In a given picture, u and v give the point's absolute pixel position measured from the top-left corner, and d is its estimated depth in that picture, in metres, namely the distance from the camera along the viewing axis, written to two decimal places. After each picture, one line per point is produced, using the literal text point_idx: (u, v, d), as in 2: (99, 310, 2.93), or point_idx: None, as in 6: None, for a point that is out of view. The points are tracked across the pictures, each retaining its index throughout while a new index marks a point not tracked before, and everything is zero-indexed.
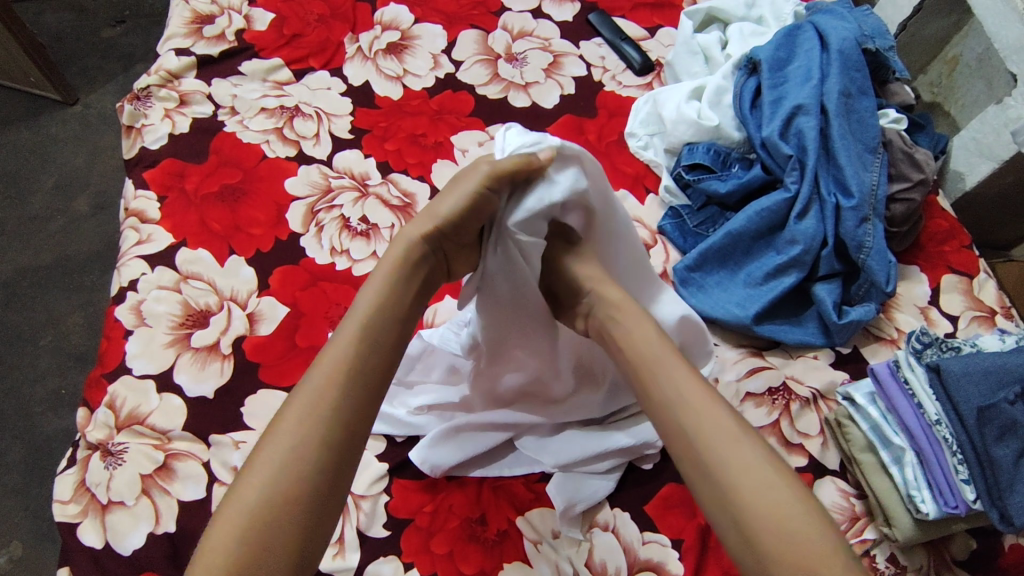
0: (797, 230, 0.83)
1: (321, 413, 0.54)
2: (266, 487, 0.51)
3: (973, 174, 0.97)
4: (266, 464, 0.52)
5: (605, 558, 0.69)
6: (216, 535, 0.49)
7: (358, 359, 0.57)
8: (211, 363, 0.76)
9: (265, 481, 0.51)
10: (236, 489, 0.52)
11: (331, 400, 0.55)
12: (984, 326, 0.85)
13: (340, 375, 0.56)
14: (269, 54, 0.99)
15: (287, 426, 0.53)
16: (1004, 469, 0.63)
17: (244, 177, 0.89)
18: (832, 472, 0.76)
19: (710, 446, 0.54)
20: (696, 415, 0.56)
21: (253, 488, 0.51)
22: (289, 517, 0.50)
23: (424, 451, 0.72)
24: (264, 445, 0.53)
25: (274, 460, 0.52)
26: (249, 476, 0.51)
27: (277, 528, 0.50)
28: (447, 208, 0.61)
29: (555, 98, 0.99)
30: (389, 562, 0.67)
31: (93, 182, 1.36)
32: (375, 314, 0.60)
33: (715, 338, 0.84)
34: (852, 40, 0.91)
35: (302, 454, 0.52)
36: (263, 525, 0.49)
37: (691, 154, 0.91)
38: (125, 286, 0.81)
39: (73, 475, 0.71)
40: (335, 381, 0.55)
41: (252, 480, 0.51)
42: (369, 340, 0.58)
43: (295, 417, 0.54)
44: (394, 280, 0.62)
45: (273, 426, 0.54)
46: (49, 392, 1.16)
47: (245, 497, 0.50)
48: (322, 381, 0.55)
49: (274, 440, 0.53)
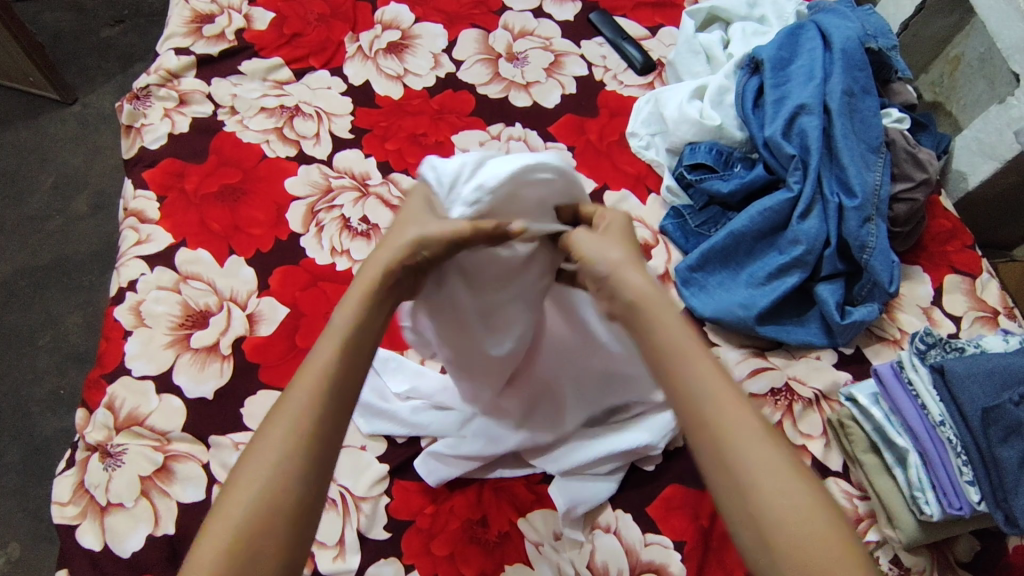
0: (800, 230, 0.83)
1: (309, 424, 0.48)
2: (251, 506, 0.45)
3: (975, 174, 0.96)
4: (251, 480, 0.46)
5: (607, 559, 0.68)
6: (198, 554, 0.44)
7: (343, 370, 0.51)
8: (211, 363, 0.76)
9: (251, 500, 0.46)
10: (218, 506, 0.47)
11: (316, 411, 0.49)
12: (987, 326, 0.84)
13: (322, 386, 0.50)
14: (268, 54, 0.99)
15: (269, 441, 0.47)
16: (1010, 470, 0.62)
17: (244, 177, 0.88)
18: (835, 473, 0.75)
19: (733, 447, 0.47)
20: (720, 411, 0.48)
21: (236, 506, 0.45)
22: (275, 533, 0.45)
23: (425, 463, 0.72)
24: (247, 461, 0.47)
25: (258, 479, 0.46)
26: (231, 493, 0.46)
27: (263, 544, 0.45)
28: (423, 232, 0.56)
29: (556, 98, 0.98)
30: (391, 564, 0.67)
31: (92, 181, 1.35)
32: (356, 330, 0.53)
33: (717, 339, 0.84)
34: (855, 40, 0.90)
35: (286, 479, 0.47)
36: (249, 543, 0.45)
37: (693, 154, 0.90)
38: (125, 286, 0.80)
39: (72, 476, 0.71)
40: (317, 395, 0.49)
41: (230, 502, 0.46)
42: (354, 351, 0.52)
43: (280, 430, 0.48)
44: (373, 303, 0.54)
45: (254, 441, 0.48)
46: (48, 393, 1.16)
47: (229, 514, 0.45)
48: (303, 397, 0.49)
49: (254, 461, 0.47)
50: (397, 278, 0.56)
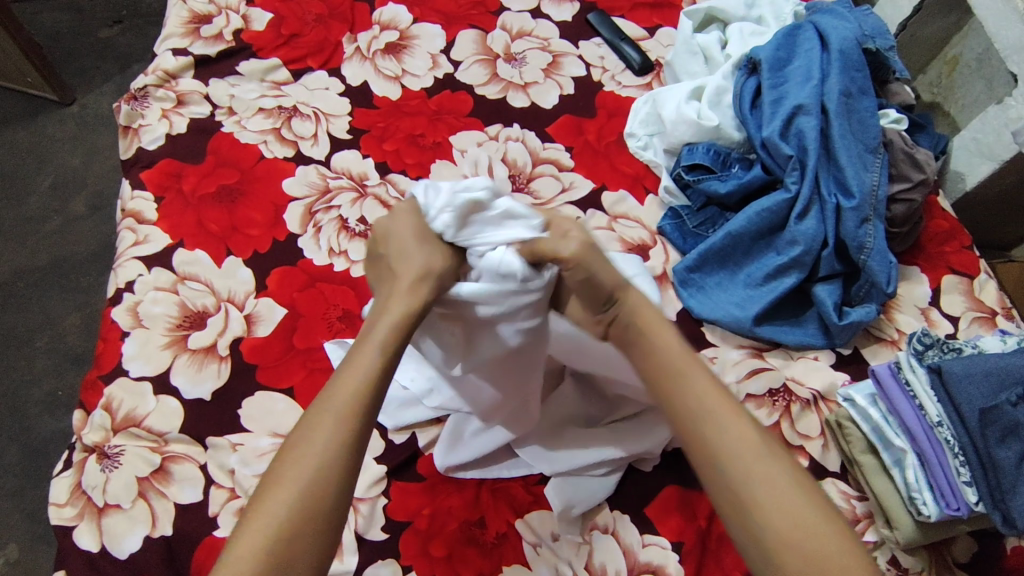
0: (797, 230, 0.83)
1: (343, 439, 0.50)
2: (296, 501, 0.48)
3: (972, 174, 0.96)
4: (296, 475, 0.49)
5: (605, 560, 0.68)
6: (244, 541, 0.47)
7: (373, 385, 0.53)
8: (208, 365, 0.76)
9: (297, 497, 0.48)
10: (256, 504, 0.48)
11: (349, 420, 0.51)
12: (985, 327, 0.84)
13: (358, 398, 0.52)
14: (266, 54, 0.99)
15: (313, 444, 0.50)
16: (1007, 471, 0.63)
17: (243, 177, 0.88)
18: (833, 473, 0.76)
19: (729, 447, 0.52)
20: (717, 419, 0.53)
21: (279, 505, 0.47)
22: (317, 523, 0.48)
23: (440, 445, 0.72)
24: (288, 460, 0.50)
25: (302, 479, 0.48)
26: (273, 489, 0.48)
27: (302, 535, 0.47)
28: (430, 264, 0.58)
29: (554, 98, 0.98)
30: (388, 565, 0.67)
31: (89, 182, 1.35)
32: (384, 351, 0.55)
33: (715, 340, 0.84)
34: (852, 40, 0.90)
35: (329, 475, 0.49)
36: (293, 537, 0.47)
37: (690, 155, 0.90)
38: (122, 287, 0.80)
39: (70, 477, 0.71)
40: (355, 406, 0.52)
41: (274, 498, 0.48)
42: (386, 365, 0.55)
43: (324, 432, 0.50)
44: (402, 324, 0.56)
45: (295, 445, 0.50)
46: (46, 394, 1.16)
47: (272, 513, 0.47)
48: (343, 406, 0.51)
49: (298, 458, 0.49)
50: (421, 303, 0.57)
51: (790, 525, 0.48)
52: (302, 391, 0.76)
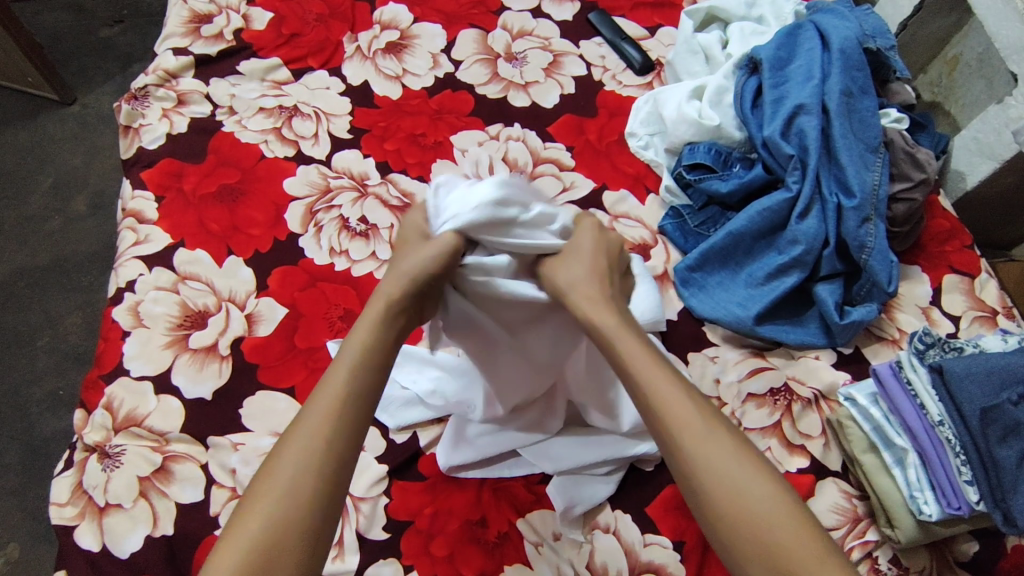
0: (799, 229, 0.83)
1: (322, 442, 0.50)
2: (276, 508, 0.48)
3: (973, 174, 0.96)
4: (276, 481, 0.49)
5: (607, 560, 0.68)
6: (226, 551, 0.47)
7: (350, 394, 0.53)
8: (209, 364, 0.76)
9: (274, 503, 0.48)
10: (238, 515, 0.49)
11: (328, 424, 0.51)
12: (986, 326, 0.84)
13: (337, 402, 0.52)
14: (267, 54, 0.99)
15: (292, 450, 0.50)
16: (1008, 471, 0.63)
17: (243, 177, 0.88)
18: (835, 473, 0.75)
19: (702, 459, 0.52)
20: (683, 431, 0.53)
21: (260, 511, 0.48)
22: (299, 527, 0.48)
23: (443, 446, 0.72)
24: (270, 468, 0.50)
25: (280, 486, 0.49)
26: (255, 497, 0.49)
27: (284, 540, 0.47)
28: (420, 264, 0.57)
29: (555, 98, 0.98)
30: (390, 564, 0.67)
31: (90, 182, 1.35)
32: (362, 357, 0.55)
33: (716, 339, 0.84)
34: (853, 40, 0.90)
35: (309, 478, 0.49)
36: (275, 542, 0.47)
37: (692, 154, 0.90)
38: (123, 287, 0.80)
39: (71, 476, 0.71)
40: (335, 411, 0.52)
41: (255, 506, 0.48)
42: (368, 368, 0.55)
43: (301, 439, 0.51)
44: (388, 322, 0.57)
45: (275, 453, 0.51)
46: (47, 394, 1.16)
47: (252, 519, 0.48)
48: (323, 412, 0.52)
49: (278, 464, 0.50)
50: (406, 305, 0.58)
51: (772, 538, 0.49)
52: (302, 390, 0.76)
